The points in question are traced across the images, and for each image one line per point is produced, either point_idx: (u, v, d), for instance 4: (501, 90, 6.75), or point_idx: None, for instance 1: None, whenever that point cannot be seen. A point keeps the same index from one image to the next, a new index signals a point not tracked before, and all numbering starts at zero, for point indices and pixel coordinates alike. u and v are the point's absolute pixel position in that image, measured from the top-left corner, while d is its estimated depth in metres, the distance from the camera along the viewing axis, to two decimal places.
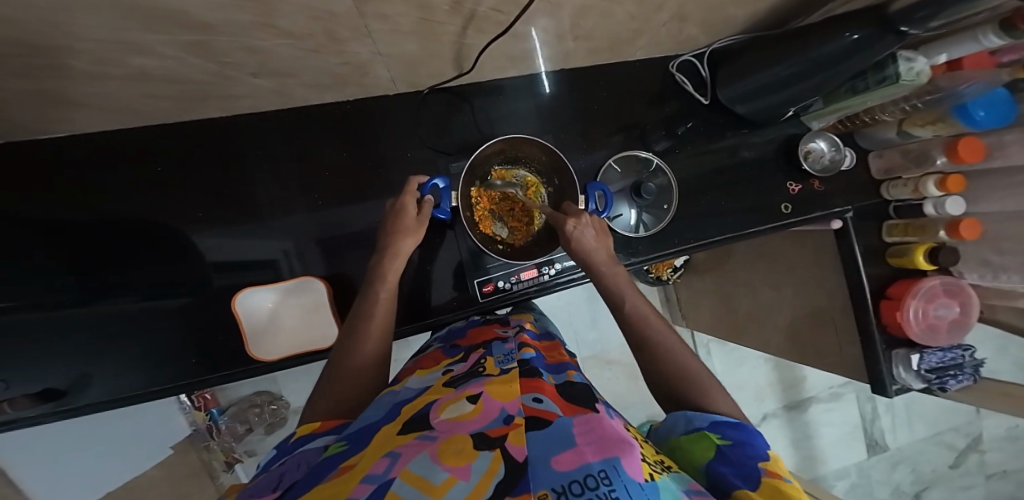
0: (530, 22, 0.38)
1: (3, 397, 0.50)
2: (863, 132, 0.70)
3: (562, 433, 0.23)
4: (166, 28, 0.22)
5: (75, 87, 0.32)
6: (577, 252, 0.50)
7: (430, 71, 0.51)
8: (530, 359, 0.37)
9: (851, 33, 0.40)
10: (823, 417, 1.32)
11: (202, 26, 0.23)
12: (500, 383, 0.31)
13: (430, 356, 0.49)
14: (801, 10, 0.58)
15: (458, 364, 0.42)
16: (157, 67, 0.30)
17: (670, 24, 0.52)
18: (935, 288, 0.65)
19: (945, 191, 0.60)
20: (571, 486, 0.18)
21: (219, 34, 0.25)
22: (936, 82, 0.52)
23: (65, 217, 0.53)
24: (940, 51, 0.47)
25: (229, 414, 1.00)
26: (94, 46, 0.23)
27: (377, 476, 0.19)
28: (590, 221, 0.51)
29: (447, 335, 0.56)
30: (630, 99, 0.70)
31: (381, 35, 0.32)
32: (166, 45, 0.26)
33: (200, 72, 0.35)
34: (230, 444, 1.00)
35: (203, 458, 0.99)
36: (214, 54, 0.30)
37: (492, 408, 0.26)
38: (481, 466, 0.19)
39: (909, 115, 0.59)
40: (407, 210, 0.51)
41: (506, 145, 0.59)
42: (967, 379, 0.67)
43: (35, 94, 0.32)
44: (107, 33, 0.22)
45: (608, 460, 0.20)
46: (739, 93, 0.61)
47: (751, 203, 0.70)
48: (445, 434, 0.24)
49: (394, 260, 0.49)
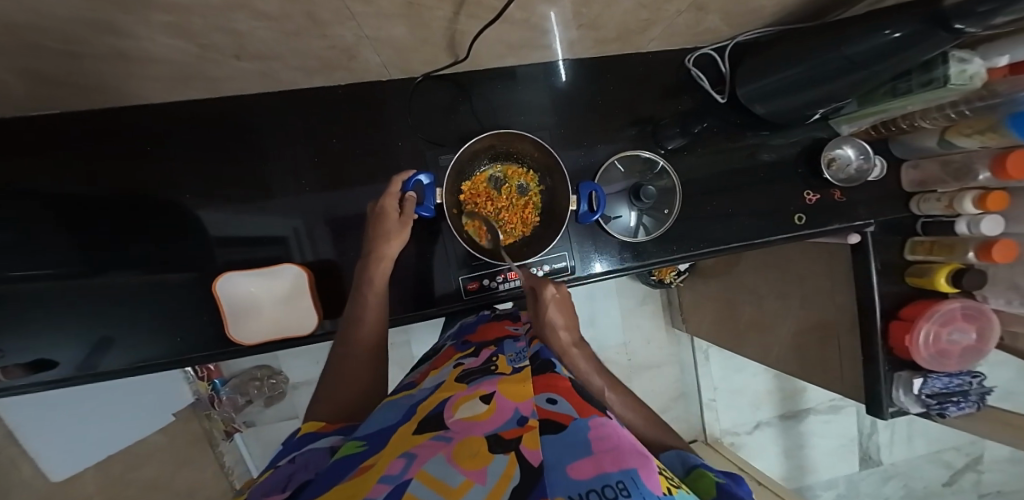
0: (529, 7, 0.35)
1: (5, 363, 0.53)
2: (898, 139, 0.64)
3: (578, 439, 0.23)
4: (135, 9, 0.21)
5: (60, 64, 0.32)
6: (545, 325, 0.42)
7: (425, 57, 0.49)
8: (541, 354, 0.39)
9: (894, 31, 0.35)
10: (818, 428, 1.31)
11: (169, 9, 0.22)
12: (515, 383, 0.31)
13: (443, 356, 0.50)
14: (837, 3, 0.52)
15: (470, 359, 0.42)
16: (134, 48, 0.29)
17: (687, 14, 0.47)
18: (953, 311, 0.61)
19: (984, 209, 0.55)
20: (587, 496, 0.17)
21: (192, 17, 0.24)
22: (993, 88, 0.46)
23: (61, 194, 0.54)
24: (1001, 52, 0.42)
25: (230, 385, 1.07)
26: (58, 27, 0.23)
27: (394, 477, 0.19)
28: (566, 294, 0.45)
29: (459, 330, 0.57)
30: (644, 93, 0.66)
31: (366, 18, 0.30)
32: (146, 27, 0.25)
33: (181, 52, 0.33)
34: (230, 415, 1.08)
35: (204, 426, 1.04)
36: (191, 36, 0.29)
37: (506, 409, 0.26)
38: (496, 469, 0.18)
39: (955, 122, 0.53)
40: (388, 211, 0.51)
41: (497, 141, 0.58)
42: (971, 406, 0.64)
43: (23, 70, 0.32)
44: (69, 15, 0.21)
45: (626, 471, 0.19)
46: (762, 90, 0.56)
47: (761, 212, 0.66)
48: (460, 435, 0.24)
49: (378, 264, 0.50)
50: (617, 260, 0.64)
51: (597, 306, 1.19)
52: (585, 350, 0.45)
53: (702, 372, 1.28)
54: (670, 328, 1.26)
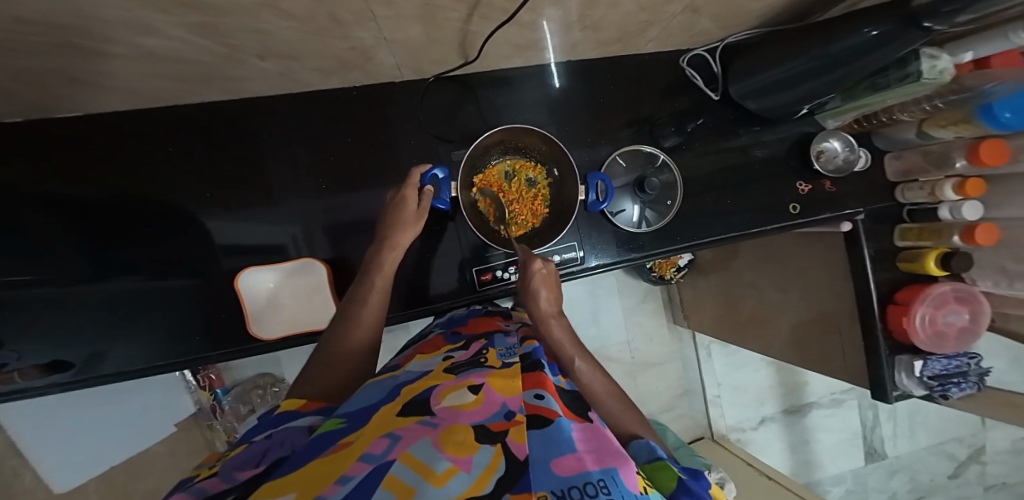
0: (537, 10, 0.38)
1: (13, 366, 0.51)
2: (881, 132, 0.68)
3: (564, 435, 0.22)
4: (174, 9, 0.23)
5: (86, 66, 0.33)
6: (529, 294, 0.45)
7: (437, 58, 0.51)
8: (533, 354, 0.38)
9: (871, 29, 0.38)
10: (822, 422, 1.31)
11: (208, 9, 0.24)
12: (503, 377, 0.29)
13: (429, 343, 0.49)
14: (817, 5, 0.56)
15: (459, 352, 0.41)
16: (162, 49, 0.31)
17: (682, 15, 0.50)
18: (946, 294, 0.64)
19: (963, 194, 0.59)
20: (570, 491, 0.17)
21: (226, 17, 0.26)
22: (962, 81, 0.51)
23: (68, 197, 0.54)
24: (966, 48, 0.47)
25: (232, 395, 1.01)
26: (100, 26, 0.24)
27: (376, 457, 0.18)
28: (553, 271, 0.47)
29: (448, 320, 0.57)
30: (642, 92, 0.69)
31: (386, 19, 0.32)
32: (178, 28, 0.26)
33: (207, 54, 0.35)
34: (232, 425, 1.00)
35: (207, 436, 1.00)
36: (220, 37, 0.30)
37: (494, 402, 0.25)
38: (482, 459, 0.18)
39: (931, 115, 0.57)
40: (407, 203, 0.52)
41: (507, 135, 0.60)
42: (971, 387, 0.65)
43: (50, 72, 0.33)
44: (115, 14, 0.22)
45: (608, 470, 0.19)
46: (753, 87, 0.59)
47: (758, 203, 0.69)
48: (445, 422, 0.23)
49: (391, 253, 0.50)
50: (620, 253, 0.65)
51: (600, 305, 1.19)
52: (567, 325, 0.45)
53: (705, 369, 1.28)
54: (672, 326, 1.27)
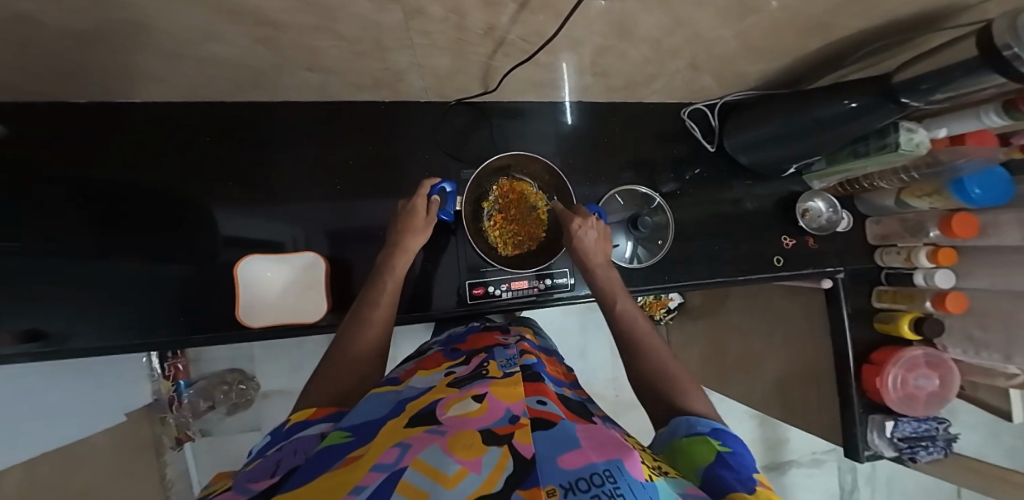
0: (554, 54, 0.41)
1: None
2: (862, 196, 0.72)
3: (568, 434, 0.22)
4: (240, 21, 0.26)
5: (138, 59, 0.36)
6: (576, 247, 0.55)
7: (458, 85, 0.54)
8: (533, 366, 0.37)
9: (851, 101, 0.44)
10: (802, 481, 1.30)
11: (270, 24, 0.27)
12: (505, 385, 0.30)
13: (430, 359, 0.48)
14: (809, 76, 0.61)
15: (461, 367, 0.40)
16: (218, 51, 0.34)
17: (683, 72, 0.55)
18: (917, 358, 0.66)
19: (936, 263, 0.63)
20: (578, 483, 0.17)
21: (282, 32, 0.29)
22: (936, 155, 0.55)
23: (71, 170, 0.54)
24: (941, 125, 0.51)
25: (196, 388, 1.00)
26: (171, 28, 0.26)
27: (388, 465, 0.18)
28: (596, 225, 0.56)
29: (448, 338, 0.56)
30: (644, 135, 0.73)
31: (421, 47, 0.35)
32: (238, 36, 0.29)
33: (258, 61, 0.38)
34: (186, 420, 0.99)
35: (155, 432, 0.93)
36: (270, 46, 0.33)
37: (498, 408, 0.25)
38: (491, 460, 0.18)
39: (908, 185, 0.62)
40: (417, 211, 0.54)
41: (514, 161, 0.65)
42: (938, 451, 0.67)
43: (104, 62, 0.36)
44: (192, 21, 0.25)
45: (612, 461, 0.19)
46: (744, 142, 0.63)
47: (746, 250, 0.72)
48: (453, 429, 0.23)
49: (401, 256, 0.52)
50: None
51: (587, 337, 1.19)
52: (610, 273, 0.54)
53: None
54: None
